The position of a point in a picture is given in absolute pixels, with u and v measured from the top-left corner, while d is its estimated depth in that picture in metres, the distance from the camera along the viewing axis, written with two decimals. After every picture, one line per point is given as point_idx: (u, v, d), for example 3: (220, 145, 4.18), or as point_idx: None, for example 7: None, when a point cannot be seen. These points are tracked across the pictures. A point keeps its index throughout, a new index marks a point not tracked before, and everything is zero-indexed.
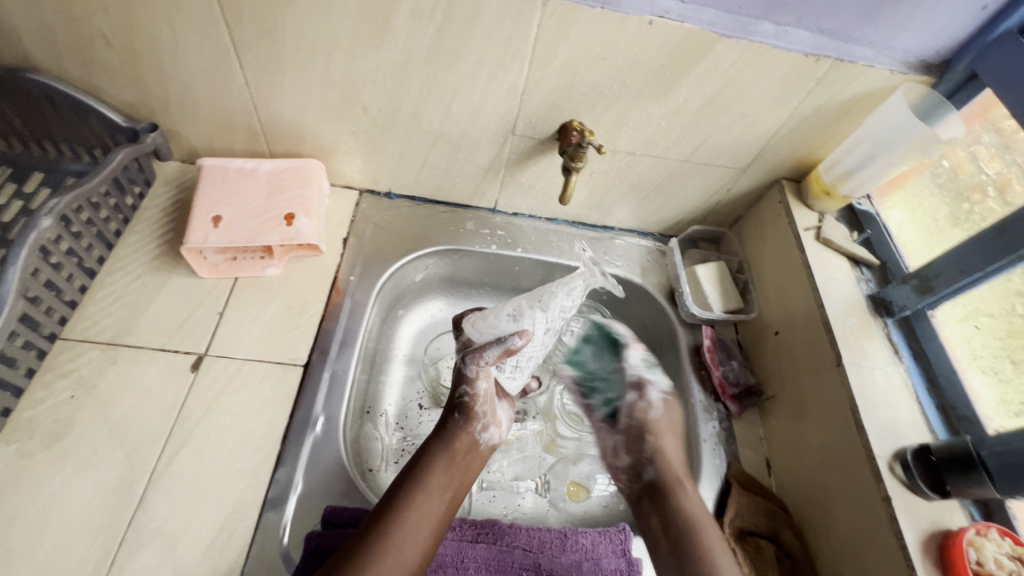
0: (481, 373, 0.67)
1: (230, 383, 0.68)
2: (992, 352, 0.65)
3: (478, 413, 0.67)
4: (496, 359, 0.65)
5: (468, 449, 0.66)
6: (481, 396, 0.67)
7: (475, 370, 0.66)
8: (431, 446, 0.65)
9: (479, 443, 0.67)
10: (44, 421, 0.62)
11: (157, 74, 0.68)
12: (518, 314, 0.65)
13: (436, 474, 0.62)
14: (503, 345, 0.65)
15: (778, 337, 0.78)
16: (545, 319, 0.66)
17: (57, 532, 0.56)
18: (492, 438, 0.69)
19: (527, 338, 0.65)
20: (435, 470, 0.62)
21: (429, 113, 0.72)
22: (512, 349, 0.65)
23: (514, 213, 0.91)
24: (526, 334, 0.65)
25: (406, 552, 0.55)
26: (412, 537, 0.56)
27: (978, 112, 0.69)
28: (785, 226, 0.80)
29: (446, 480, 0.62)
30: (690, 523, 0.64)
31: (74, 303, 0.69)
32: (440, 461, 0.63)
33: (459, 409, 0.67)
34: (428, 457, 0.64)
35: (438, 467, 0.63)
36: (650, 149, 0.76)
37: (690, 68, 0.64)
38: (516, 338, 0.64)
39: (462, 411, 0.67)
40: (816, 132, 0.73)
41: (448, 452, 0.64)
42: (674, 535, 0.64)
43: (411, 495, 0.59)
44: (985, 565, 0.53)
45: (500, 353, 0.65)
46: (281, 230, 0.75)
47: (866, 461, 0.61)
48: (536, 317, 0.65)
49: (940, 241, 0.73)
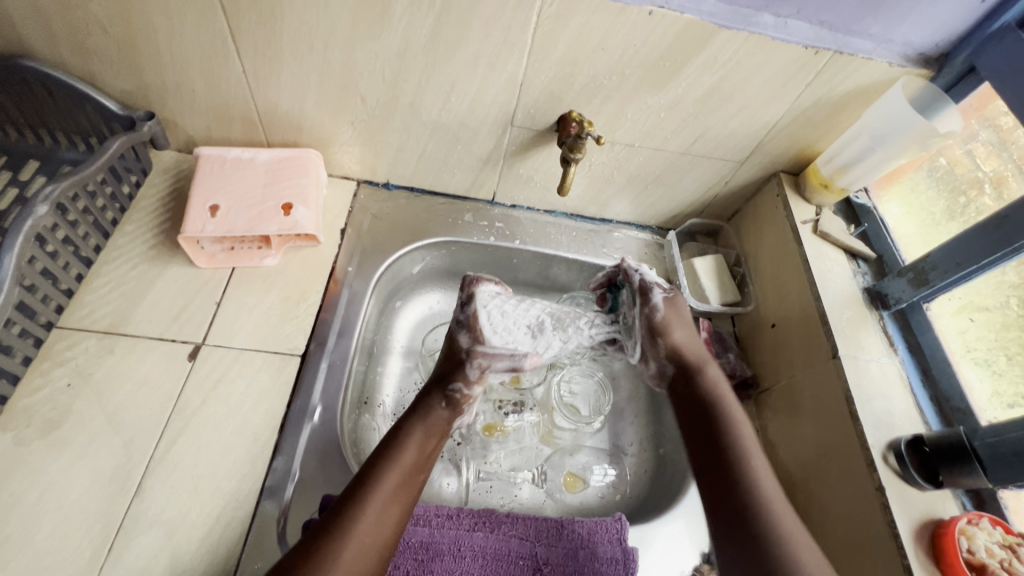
0: (478, 377, 0.72)
1: (228, 372, 0.68)
2: (986, 344, 0.66)
3: (463, 409, 0.70)
4: (502, 371, 0.73)
5: (442, 434, 0.67)
6: (471, 396, 0.70)
7: (476, 374, 0.71)
8: (409, 423, 0.65)
9: (452, 428, 0.69)
10: (40, 410, 0.62)
11: (154, 62, 0.67)
12: (539, 332, 0.76)
13: (413, 451, 0.62)
14: (513, 363, 0.74)
15: (774, 329, 0.79)
16: (560, 346, 0.78)
17: (55, 519, 0.56)
18: (464, 424, 0.71)
19: (534, 360, 0.75)
20: (411, 447, 0.62)
21: (427, 103, 0.72)
22: (519, 367, 0.74)
23: (512, 205, 0.90)
24: (533, 357, 0.75)
25: (379, 528, 0.55)
26: (388, 511, 0.56)
27: (976, 105, 0.69)
28: (783, 219, 0.81)
29: (421, 460, 0.62)
30: (730, 424, 0.66)
31: (70, 291, 0.68)
32: (417, 437, 0.64)
33: (447, 400, 0.68)
34: (403, 435, 0.63)
35: (413, 443, 0.63)
36: (650, 141, 0.76)
37: (690, 59, 0.64)
38: (527, 360, 0.74)
39: (450, 404, 0.68)
40: (814, 125, 0.74)
41: (426, 431, 0.65)
42: (710, 435, 0.65)
43: (388, 471, 0.59)
44: (976, 554, 0.53)
45: (507, 369, 0.73)
46: (279, 220, 0.75)
47: (860, 452, 0.61)
48: (552, 340, 0.77)
49: (936, 235, 0.73)
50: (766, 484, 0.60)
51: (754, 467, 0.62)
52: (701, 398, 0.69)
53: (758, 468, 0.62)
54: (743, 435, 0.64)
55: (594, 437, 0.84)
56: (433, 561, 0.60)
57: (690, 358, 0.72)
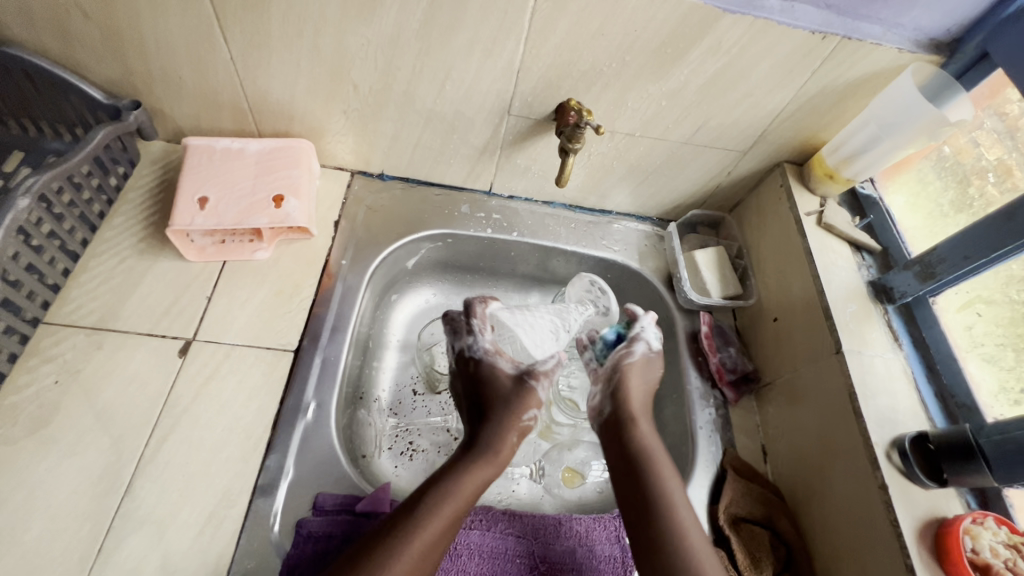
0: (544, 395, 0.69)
1: (219, 368, 0.66)
2: (993, 339, 0.65)
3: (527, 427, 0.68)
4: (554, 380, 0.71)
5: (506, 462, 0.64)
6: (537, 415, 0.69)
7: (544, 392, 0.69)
8: (479, 457, 0.61)
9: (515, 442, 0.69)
10: (28, 407, 0.60)
11: (138, 49, 0.65)
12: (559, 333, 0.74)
13: (474, 482, 0.59)
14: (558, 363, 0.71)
15: (776, 323, 0.77)
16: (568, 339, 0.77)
17: (43, 519, 0.55)
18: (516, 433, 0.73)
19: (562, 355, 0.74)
20: (444, 508, 0.56)
21: (422, 91, 0.70)
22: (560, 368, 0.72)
23: (509, 196, 0.88)
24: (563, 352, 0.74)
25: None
26: (434, 547, 0.54)
27: (988, 94, 0.67)
28: (786, 210, 0.79)
29: (478, 491, 0.60)
30: (668, 506, 0.58)
31: (57, 287, 0.67)
32: (481, 469, 0.60)
33: (520, 431, 0.65)
34: (438, 489, 0.57)
35: (479, 475, 0.60)
36: (651, 130, 0.74)
37: (692, 46, 0.62)
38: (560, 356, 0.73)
39: (522, 432, 0.66)
40: (820, 113, 0.71)
41: (495, 462, 0.62)
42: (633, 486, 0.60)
43: (443, 501, 0.56)
44: (980, 554, 0.53)
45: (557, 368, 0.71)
46: (270, 212, 0.73)
47: (863, 449, 0.60)
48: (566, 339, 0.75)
49: (944, 227, 0.72)
50: (693, 545, 0.55)
51: (694, 552, 0.55)
52: (636, 470, 0.61)
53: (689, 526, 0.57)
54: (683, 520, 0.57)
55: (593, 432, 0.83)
56: None
57: (634, 406, 0.67)
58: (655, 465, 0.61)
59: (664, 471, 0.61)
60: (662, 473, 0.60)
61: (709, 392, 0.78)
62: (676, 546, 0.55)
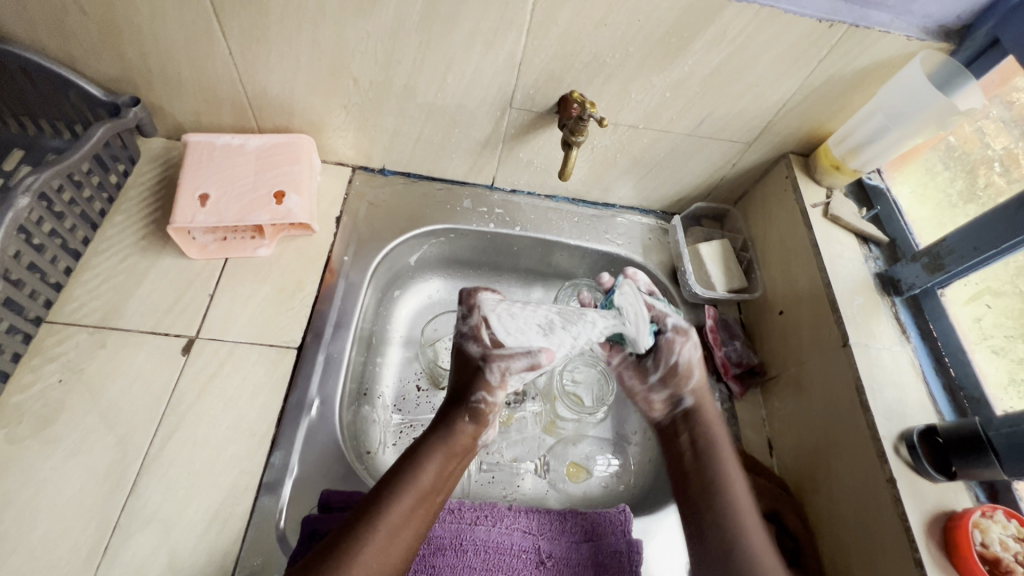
0: (501, 382, 0.64)
1: (223, 366, 0.66)
2: (1003, 331, 0.64)
3: (487, 419, 0.63)
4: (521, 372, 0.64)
5: (465, 452, 0.61)
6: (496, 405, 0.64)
7: (497, 381, 0.64)
8: (430, 443, 0.59)
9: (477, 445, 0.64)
10: (32, 407, 0.60)
11: (137, 45, 0.64)
12: (552, 328, 0.68)
13: (432, 472, 0.57)
14: (531, 359, 0.64)
15: (782, 316, 0.77)
16: (571, 343, 0.69)
17: (50, 518, 0.56)
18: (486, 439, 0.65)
19: (551, 355, 0.65)
20: (401, 501, 0.54)
21: (422, 85, 0.69)
22: (538, 364, 0.64)
23: (512, 190, 0.88)
24: (550, 351, 0.65)
25: (383, 558, 0.51)
26: (398, 537, 0.52)
27: (998, 81, 0.65)
28: (792, 202, 0.78)
29: (440, 480, 0.58)
30: (723, 474, 0.62)
31: (59, 285, 0.67)
32: (437, 461, 0.58)
33: (471, 413, 0.62)
34: (421, 456, 0.58)
35: (434, 459, 0.58)
36: (654, 122, 0.73)
37: (698, 35, 0.61)
38: (543, 356, 0.64)
39: (473, 415, 0.62)
40: (827, 102, 0.70)
41: (447, 449, 0.60)
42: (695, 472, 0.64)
43: (401, 494, 0.54)
44: (990, 547, 0.52)
45: (526, 368, 0.64)
46: (271, 209, 0.72)
47: (871, 443, 0.60)
48: (564, 337, 0.68)
49: (951, 218, 0.71)
50: (749, 529, 0.58)
51: (751, 539, 0.57)
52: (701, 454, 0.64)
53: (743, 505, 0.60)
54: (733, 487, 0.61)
55: (598, 426, 0.82)
56: (435, 556, 0.58)
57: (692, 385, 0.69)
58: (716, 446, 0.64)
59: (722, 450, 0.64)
60: (720, 451, 0.64)
61: (714, 385, 0.77)
62: (733, 529, 0.58)
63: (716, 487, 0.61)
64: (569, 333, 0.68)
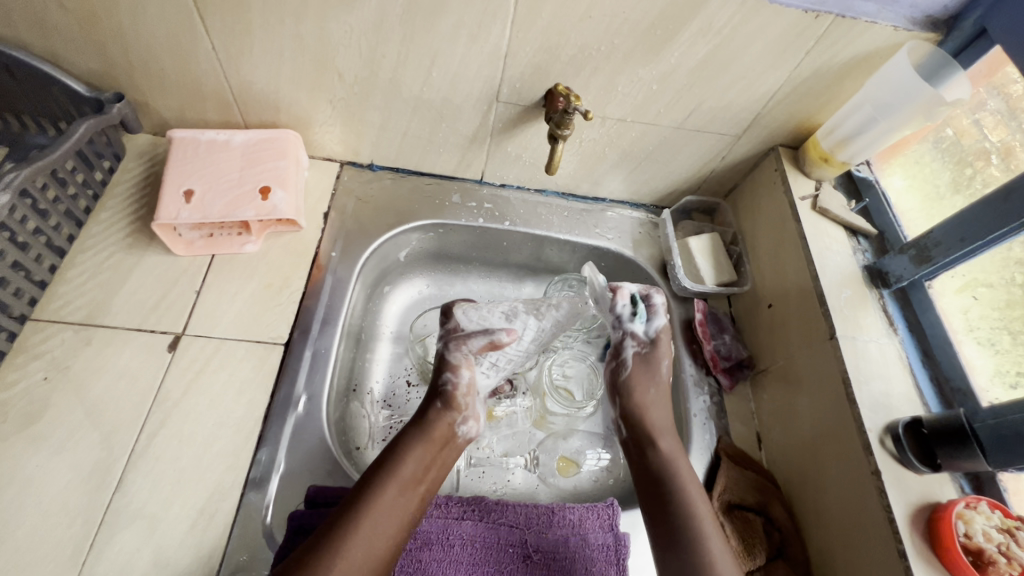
0: (464, 361, 0.66)
1: (209, 362, 0.66)
2: (989, 323, 0.64)
3: (459, 403, 0.64)
4: (481, 349, 0.66)
5: (445, 441, 0.62)
6: (464, 386, 0.65)
7: (458, 358, 0.66)
8: (407, 437, 0.60)
9: (457, 436, 0.63)
10: (18, 404, 0.60)
11: (119, 40, 0.64)
12: (513, 313, 0.69)
13: (413, 461, 0.58)
14: (490, 336, 0.66)
15: (771, 309, 0.77)
16: (536, 327, 0.71)
17: (35, 515, 0.56)
18: (471, 431, 0.65)
19: (514, 334, 0.67)
20: (385, 493, 0.55)
21: (407, 79, 0.68)
22: (497, 341, 0.66)
23: (501, 185, 0.87)
24: (513, 330, 0.68)
25: (371, 554, 0.52)
26: (381, 529, 0.53)
27: (985, 72, 0.66)
28: (781, 194, 0.78)
29: (421, 470, 0.58)
30: (683, 492, 0.61)
31: (44, 283, 0.67)
32: (416, 451, 0.59)
33: (441, 397, 0.64)
34: (400, 450, 0.59)
35: (413, 451, 0.59)
36: (642, 115, 0.72)
37: (683, 26, 0.60)
38: (503, 334, 0.67)
39: (443, 400, 0.64)
40: (815, 94, 0.70)
41: (426, 441, 0.60)
42: (650, 489, 0.63)
43: (384, 487, 0.55)
44: (973, 538, 0.52)
45: (485, 344, 0.66)
46: (257, 205, 0.72)
47: (856, 436, 0.60)
48: (527, 321, 0.70)
49: (940, 209, 0.71)
50: (708, 544, 0.58)
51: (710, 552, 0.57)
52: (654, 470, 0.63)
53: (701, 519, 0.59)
54: (695, 506, 0.60)
55: (588, 421, 0.82)
56: (422, 550, 0.59)
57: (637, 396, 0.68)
58: (674, 463, 0.63)
59: (676, 463, 0.63)
60: (674, 463, 0.63)
61: (703, 379, 0.77)
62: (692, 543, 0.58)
63: (673, 498, 0.61)
64: (530, 314, 0.70)
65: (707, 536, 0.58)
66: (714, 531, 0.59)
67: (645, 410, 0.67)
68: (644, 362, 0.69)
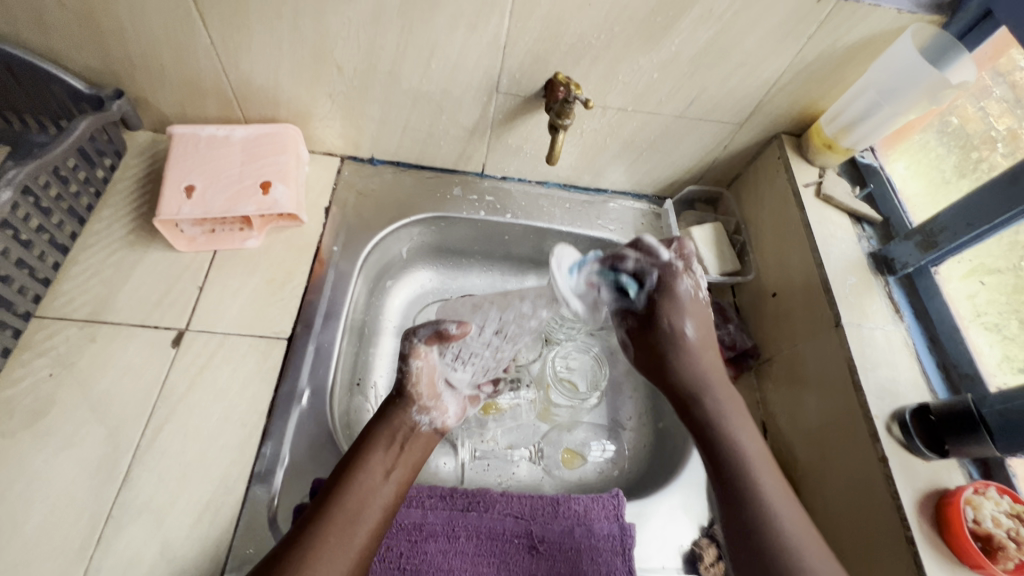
0: (415, 352, 0.63)
1: (212, 358, 0.66)
2: (996, 308, 0.64)
3: (413, 392, 0.62)
4: (427, 340, 0.63)
5: (411, 429, 0.61)
6: (416, 374, 0.63)
7: (408, 348, 0.62)
8: (372, 425, 0.60)
9: (419, 426, 0.62)
10: (23, 401, 0.61)
11: (117, 36, 0.64)
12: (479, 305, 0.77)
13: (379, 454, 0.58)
14: (436, 327, 0.62)
15: (775, 298, 0.76)
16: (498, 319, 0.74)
17: (43, 510, 0.56)
18: (435, 421, 0.64)
19: (463, 327, 0.63)
20: (355, 486, 0.54)
21: (407, 71, 0.68)
22: (444, 333, 0.62)
23: (502, 177, 0.87)
24: (462, 324, 0.63)
25: (343, 552, 0.50)
26: (352, 521, 0.52)
27: (991, 54, 0.65)
28: (784, 182, 0.77)
29: (388, 461, 0.58)
30: (739, 458, 0.56)
31: (48, 280, 0.67)
32: (382, 440, 0.59)
33: (398, 391, 0.63)
34: (366, 443, 0.58)
35: (378, 444, 0.58)
36: (644, 104, 0.72)
37: (684, 13, 0.60)
38: (452, 325, 0.62)
39: (399, 391, 0.63)
40: (818, 80, 0.69)
41: (391, 430, 0.60)
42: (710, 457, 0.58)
43: (354, 477, 0.55)
44: (982, 524, 0.52)
45: (432, 335, 0.62)
46: (258, 200, 0.72)
47: (862, 421, 0.60)
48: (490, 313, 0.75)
49: (946, 194, 0.70)
50: (775, 509, 0.53)
51: (779, 519, 0.52)
52: (706, 430, 0.59)
53: (767, 489, 0.54)
54: (753, 468, 0.55)
55: (592, 412, 0.81)
56: (427, 542, 0.59)
57: (654, 354, 0.65)
58: (725, 423, 0.59)
59: (732, 427, 0.58)
60: (728, 425, 0.59)
61: None
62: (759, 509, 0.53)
63: (729, 461, 0.56)
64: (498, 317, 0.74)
65: (774, 503, 0.53)
66: (778, 492, 0.54)
67: (682, 368, 0.63)
68: (650, 330, 0.66)
